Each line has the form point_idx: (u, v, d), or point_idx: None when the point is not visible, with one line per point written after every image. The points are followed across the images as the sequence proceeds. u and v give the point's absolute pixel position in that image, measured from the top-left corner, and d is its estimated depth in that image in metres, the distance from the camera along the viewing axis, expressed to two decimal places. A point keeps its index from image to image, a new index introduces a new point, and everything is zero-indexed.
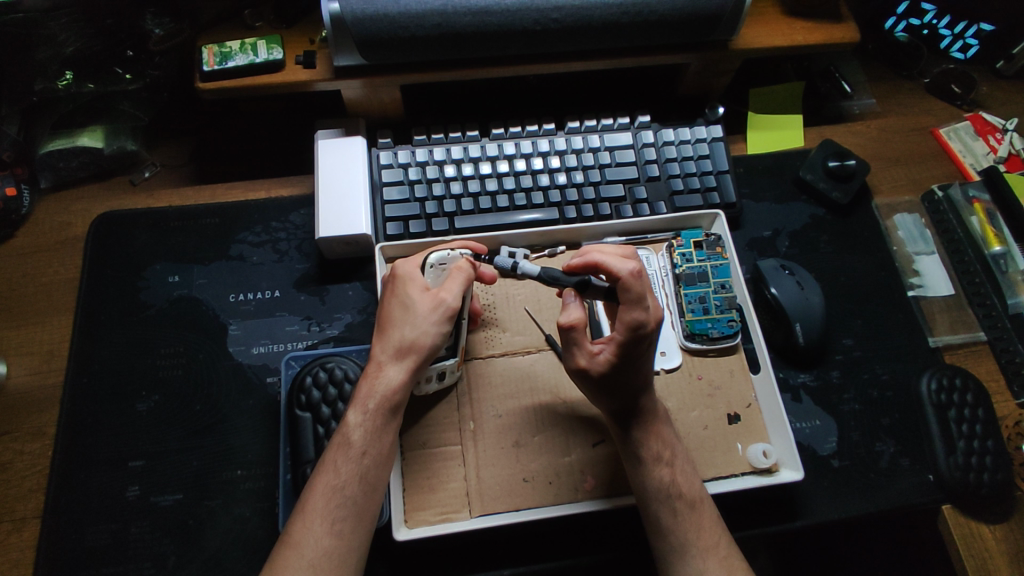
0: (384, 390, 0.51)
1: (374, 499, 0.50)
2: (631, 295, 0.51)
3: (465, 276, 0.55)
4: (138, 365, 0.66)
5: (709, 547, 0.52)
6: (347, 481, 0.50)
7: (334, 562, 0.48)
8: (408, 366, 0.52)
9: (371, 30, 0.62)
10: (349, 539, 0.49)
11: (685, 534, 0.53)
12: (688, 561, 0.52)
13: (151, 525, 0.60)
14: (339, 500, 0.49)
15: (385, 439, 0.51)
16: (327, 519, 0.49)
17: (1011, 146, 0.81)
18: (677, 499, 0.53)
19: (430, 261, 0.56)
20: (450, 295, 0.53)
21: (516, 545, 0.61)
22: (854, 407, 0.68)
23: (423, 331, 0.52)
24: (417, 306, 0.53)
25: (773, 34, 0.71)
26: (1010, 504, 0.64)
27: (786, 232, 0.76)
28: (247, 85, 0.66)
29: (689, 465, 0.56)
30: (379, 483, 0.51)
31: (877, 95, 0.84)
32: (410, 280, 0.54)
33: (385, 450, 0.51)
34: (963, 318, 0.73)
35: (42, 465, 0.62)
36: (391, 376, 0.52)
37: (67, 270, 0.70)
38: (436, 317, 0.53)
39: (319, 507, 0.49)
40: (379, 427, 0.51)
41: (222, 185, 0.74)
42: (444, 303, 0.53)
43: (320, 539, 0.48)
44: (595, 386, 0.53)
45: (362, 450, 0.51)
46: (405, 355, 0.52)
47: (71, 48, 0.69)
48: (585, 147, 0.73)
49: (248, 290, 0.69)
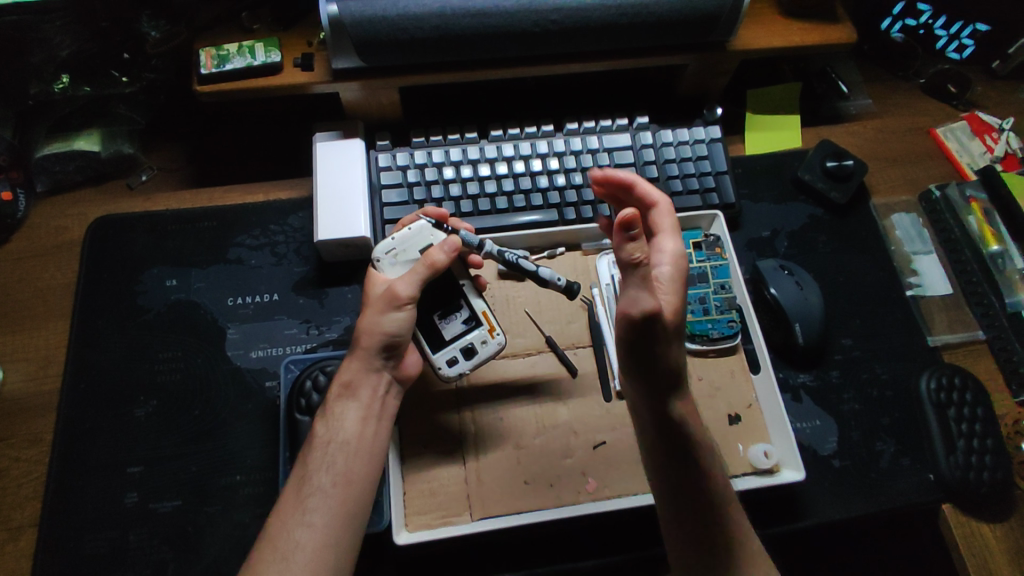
0: (341, 378, 0.55)
1: (347, 491, 0.51)
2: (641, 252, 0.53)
3: (421, 265, 0.56)
4: (137, 370, 0.66)
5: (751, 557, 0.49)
6: (313, 471, 0.51)
7: (308, 553, 0.48)
8: (361, 356, 0.54)
9: (369, 32, 0.61)
10: (324, 531, 0.49)
11: (740, 534, 0.49)
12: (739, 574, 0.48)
13: (150, 531, 0.60)
14: (308, 491, 0.50)
15: (345, 427, 0.53)
16: (299, 512, 0.49)
17: (1007, 146, 0.81)
18: (730, 492, 0.51)
19: (377, 255, 0.59)
20: (400, 287, 0.55)
21: (517, 548, 0.61)
22: (854, 406, 0.69)
23: (372, 322, 0.55)
24: (372, 298, 0.56)
25: (771, 35, 0.71)
26: (1010, 503, 0.65)
27: (785, 232, 0.76)
28: (245, 88, 0.66)
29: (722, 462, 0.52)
30: (350, 474, 0.51)
31: (874, 96, 0.84)
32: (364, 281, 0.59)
33: (349, 438, 0.52)
34: (961, 317, 0.73)
35: (38, 472, 0.62)
36: (348, 367, 0.55)
37: (63, 275, 0.69)
38: (381, 307, 0.55)
39: (291, 501, 0.50)
40: (338, 416, 0.53)
41: (220, 188, 0.74)
42: (392, 292, 0.55)
43: (292, 531, 0.48)
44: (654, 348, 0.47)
45: (325, 440, 0.53)
46: (359, 345, 0.55)
47: (67, 51, 0.69)
48: (584, 148, 0.73)
49: (247, 294, 0.69)
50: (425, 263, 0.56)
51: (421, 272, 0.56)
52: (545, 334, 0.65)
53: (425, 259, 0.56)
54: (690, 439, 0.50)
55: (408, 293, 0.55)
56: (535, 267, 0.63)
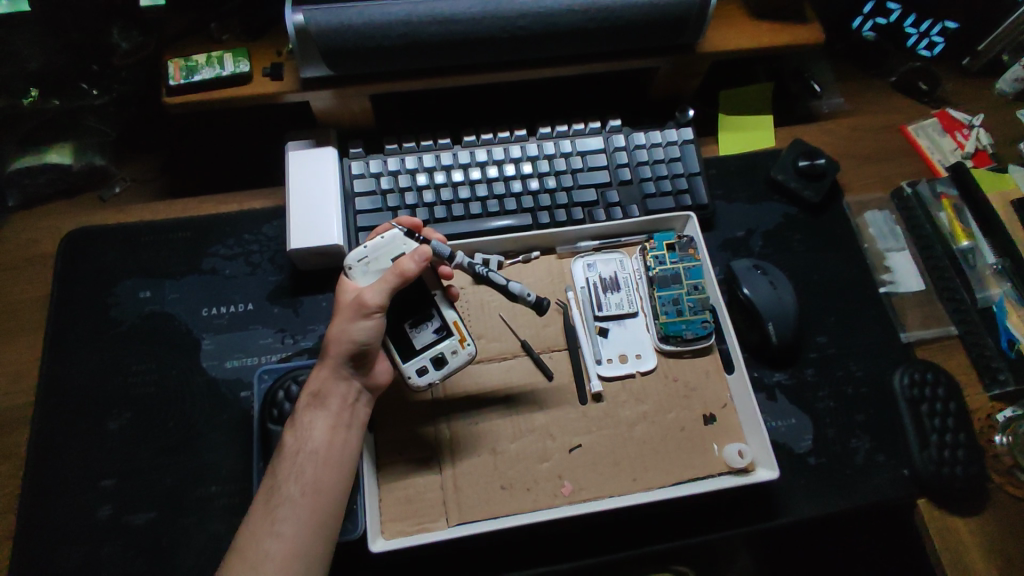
0: (309, 388, 0.55)
1: (316, 500, 0.51)
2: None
3: (390, 273, 0.55)
4: (110, 383, 0.66)
5: None
6: (282, 481, 0.51)
7: (277, 564, 0.47)
8: (331, 364, 0.55)
9: (336, 41, 0.61)
10: (293, 540, 0.49)
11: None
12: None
13: (124, 544, 0.60)
14: (277, 501, 0.50)
15: (315, 436, 0.53)
16: (268, 523, 0.49)
17: (978, 142, 0.82)
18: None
19: (349, 262, 0.59)
20: (368, 295, 0.55)
21: (494, 553, 0.61)
22: (829, 404, 0.69)
23: (340, 331, 0.55)
24: (341, 306, 0.56)
25: (740, 36, 0.72)
26: (984, 496, 0.65)
27: (759, 232, 0.77)
28: (215, 98, 0.66)
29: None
30: (320, 483, 0.51)
31: (846, 94, 0.85)
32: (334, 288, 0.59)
33: (319, 446, 0.52)
34: (934, 313, 0.74)
35: (11, 486, 0.62)
36: (316, 376, 0.55)
37: (36, 289, 0.69)
38: (349, 315, 0.55)
39: (261, 512, 0.50)
40: (308, 425, 0.53)
41: (193, 199, 0.73)
42: (361, 300, 0.55)
43: (261, 542, 0.48)
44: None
45: (295, 449, 0.53)
46: (328, 354, 0.55)
47: (35, 64, 0.70)
48: (557, 152, 0.73)
49: (221, 304, 0.69)
50: (395, 272, 0.55)
51: (391, 281, 0.55)
52: (520, 339, 0.65)
53: (396, 268, 0.56)
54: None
55: (377, 301, 0.55)
56: (506, 281, 0.61)
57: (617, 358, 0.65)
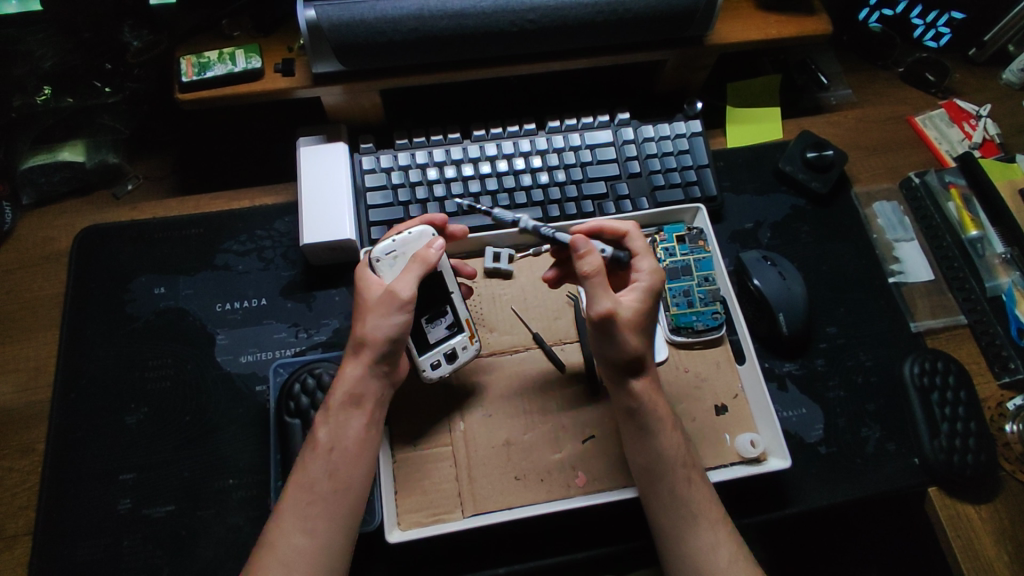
0: (344, 386, 0.54)
1: (345, 496, 0.51)
2: (641, 245, 0.59)
3: (416, 264, 0.56)
4: (127, 378, 0.66)
5: (717, 520, 0.53)
6: (313, 478, 0.51)
7: (307, 559, 0.49)
8: (364, 361, 0.54)
9: (348, 36, 0.62)
10: (323, 537, 0.50)
11: (698, 504, 0.53)
12: (700, 533, 0.53)
13: (143, 537, 0.61)
14: (308, 498, 0.51)
15: (348, 434, 0.53)
16: (299, 519, 0.50)
17: (985, 132, 0.82)
18: (687, 470, 0.54)
19: (376, 255, 0.59)
20: (399, 287, 0.55)
21: (508, 543, 0.62)
22: (840, 393, 0.69)
23: (372, 326, 0.54)
24: (369, 302, 0.56)
25: (747, 28, 0.72)
26: (994, 484, 0.65)
27: (767, 224, 0.77)
28: (227, 95, 0.66)
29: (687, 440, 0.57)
30: (349, 479, 0.52)
31: (853, 86, 0.85)
32: (363, 280, 0.58)
33: (351, 443, 0.53)
34: (943, 303, 0.74)
35: (31, 481, 0.62)
36: (351, 373, 0.55)
37: (51, 286, 0.70)
38: (385, 311, 0.55)
39: (290, 506, 0.51)
40: (340, 422, 0.53)
41: (205, 196, 0.74)
42: (392, 293, 0.55)
43: (291, 537, 0.49)
44: (643, 319, 0.55)
45: (327, 446, 0.53)
46: (363, 350, 0.55)
47: (49, 63, 0.70)
48: (567, 145, 0.74)
49: (235, 299, 0.70)
50: (419, 263, 0.56)
51: (419, 273, 0.56)
52: (532, 332, 0.66)
53: (421, 258, 0.56)
54: (655, 409, 0.55)
55: (408, 293, 0.55)
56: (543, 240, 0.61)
57: None
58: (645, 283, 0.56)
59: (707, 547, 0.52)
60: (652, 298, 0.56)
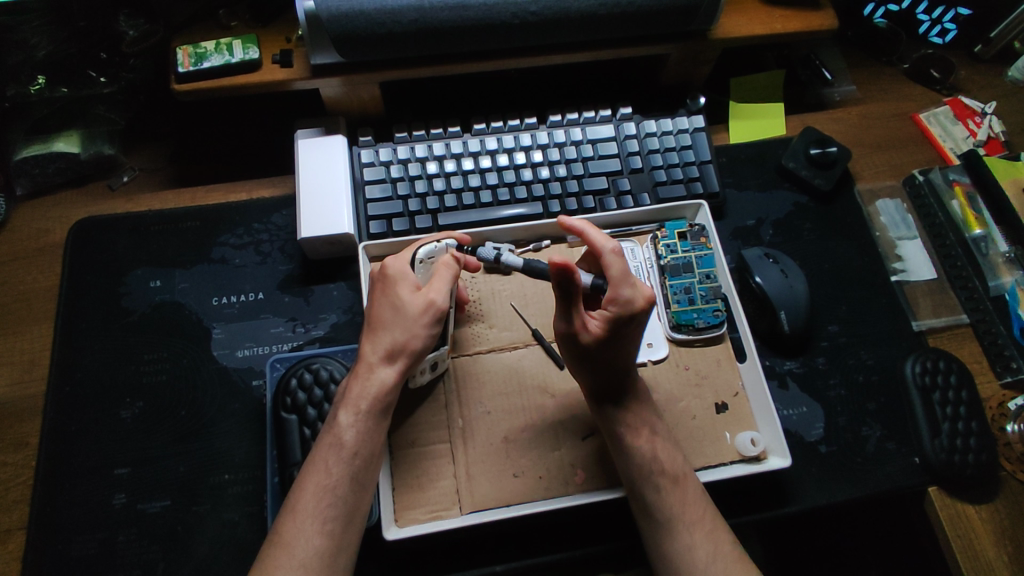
0: (378, 392, 0.52)
1: (362, 500, 0.51)
2: (616, 274, 0.51)
3: (450, 271, 0.56)
4: (122, 372, 0.66)
5: (695, 520, 0.53)
6: (338, 481, 0.50)
7: (325, 561, 0.48)
8: (400, 367, 0.53)
9: (347, 27, 0.61)
10: (341, 538, 0.49)
11: (671, 508, 0.53)
12: (675, 537, 0.52)
13: (138, 533, 0.60)
14: (329, 499, 0.49)
15: (374, 439, 0.52)
16: (317, 520, 0.49)
17: (990, 130, 0.81)
18: (660, 475, 0.54)
19: (420, 256, 0.57)
20: (438, 296, 0.54)
21: (506, 541, 0.61)
22: (841, 392, 0.69)
23: (413, 333, 0.53)
24: (405, 307, 0.54)
25: (752, 23, 0.71)
26: (995, 484, 0.65)
27: (770, 220, 0.76)
28: (224, 86, 0.65)
29: (671, 443, 0.56)
30: (368, 483, 0.51)
31: (857, 82, 0.85)
32: (400, 279, 0.55)
33: (376, 447, 0.52)
34: (946, 301, 0.74)
35: (25, 475, 0.62)
36: (383, 379, 0.53)
37: (46, 278, 0.69)
38: (428, 320, 0.54)
39: (309, 507, 0.49)
40: (370, 428, 0.52)
41: (202, 188, 0.73)
42: (432, 302, 0.54)
43: (310, 538, 0.48)
44: (611, 345, 0.52)
45: (353, 449, 0.51)
46: (401, 357, 0.53)
47: (43, 52, 0.68)
48: (568, 140, 0.73)
49: (231, 293, 0.69)
50: (452, 271, 0.56)
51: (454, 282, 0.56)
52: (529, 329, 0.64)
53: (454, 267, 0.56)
54: (626, 418, 0.55)
55: (445, 302, 0.54)
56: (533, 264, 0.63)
57: None
58: (611, 312, 0.51)
59: (682, 553, 0.52)
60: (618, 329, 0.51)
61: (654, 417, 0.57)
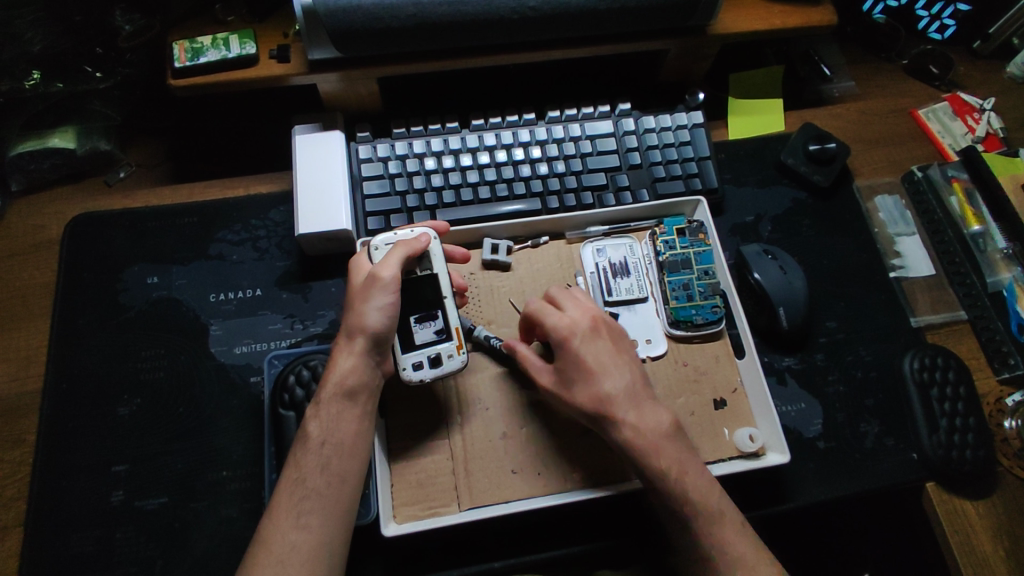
0: (336, 377, 0.53)
1: (341, 491, 0.50)
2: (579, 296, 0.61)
3: (400, 247, 0.56)
4: (119, 369, 0.65)
5: (746, 540, 0.53)
6: (306, 474, 0.50)
7: (304, 555, 0.48)
8: (355, 350, 0.54)
9: (344, 21, 0.60)
10: (318, 533, 0.49)
11: (724, 537, 0.53)
12: (708, 572, 0.53)
13: (136, 529, 0.60)
14: (302, 493, 0.50)
15: (338, 428, 0.52)
16: (292, 514, 0.49)
17: (989, 126, 0.81)
18: (692, 514, 0.53)
19: (375, 243, 0.58)
20: (380, 270, 0.54)
21: (504, 538, 0.61)
22: (839, 388, 0.69)
23: (361, 312, 0.54)
24: (357, 291, 0.55)
25: (751, 18, 0.71)
26: (992, 479, 0.65)
27: (768, 217, 0.76)
28: (221, 81, 0.65)
29: (704, 476, 0.54)
30: (345, 473, 0.51)
31: (856, 78, 0.84)
32: (354, 269, 0.57)
33: (344, 436, 0.52)
34: (944, 298, 0.74)
35: (21, 472, 0.62)
36: (341, 363, 0.53)
37: (43, 275, 0.69)
38: (368, 295, 0.54)
39: (284, 503, 0.50)
40: (332, 414, 0.52)
41: (199, 183, 0.73)
42: (374, 277, 0.54)
43: (286, 533, 0.48)
44: (604, 356, 0.56)
45: (319, 440, 0.52)
46: (353, 338, 0.54)
47: (38, 47, 0.67)
48: (566, 136, 0.73)
49: (229, 290, 0.69)
50: (399, 250, 0.56)
51: (401, 255, 0.56)
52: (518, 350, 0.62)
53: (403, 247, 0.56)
54: (652, 462, 0.53)
55: (391, 275, 0.54)
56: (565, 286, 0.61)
57: None
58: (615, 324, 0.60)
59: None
60: (602, 337, 0.57)
61: (687, 452, 0.55)
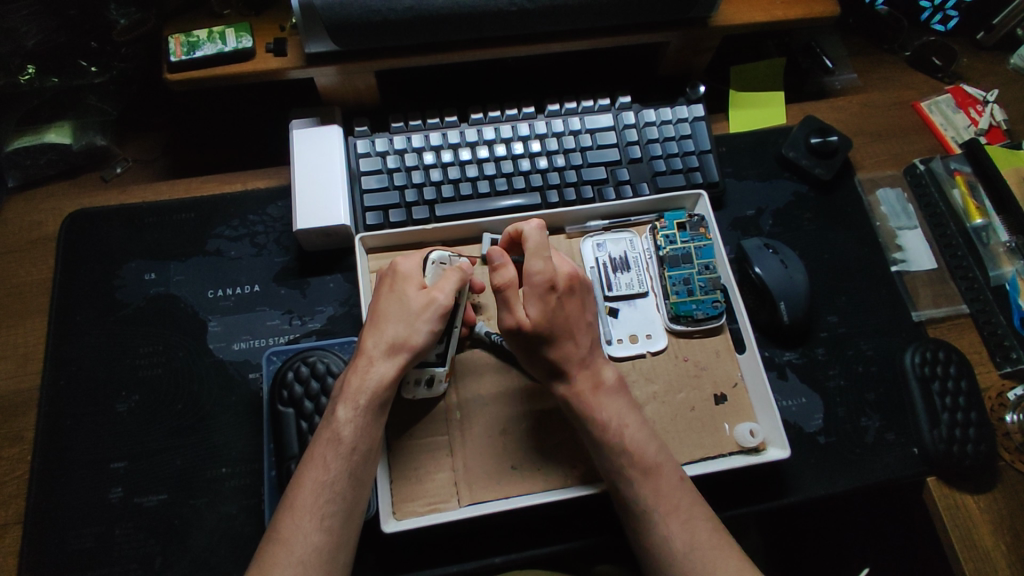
0: (375, 387, 0.52)
1: (361, 494, 0.51)
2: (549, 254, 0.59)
3: (457, 272, 0.56)
4: (117, 365, 0.65)
5: (670, 510, 0.52)
6: (335, 478, 0.50)
7: (323, 557, 0.48)
8: (399, 363, 0.53)
9: (340, 14, 0.60)
10: (338, 536, 0.49)
11: (645, 500, 0.53)
12: (657, 535, 0.52)
13: (136, 526, 0.60)
14: (327, 496, 0.49)
15: (372, 436, 0.52)
16: (315, 515, 0.49)
17: (992, 118, 0.80)
18: (630, 467, 0.53)
19: (432, 257, 0.59)
20: (442, 294, 0.55)
21: (505, 533, 0.61)
22: (840, 382, 0.69)
23: (415, 330, 0.53)
24: (411, 302, 0.54)
25: (752, 9, 0.70)
26: (994, 474, 0.65)
27: (769, 211, 0.76)
28: (217, 76, 0.64)
29: (645, 431, 0.55)
30: (366, 479, 0.51)
31: (859, 70, 0.84)
32: (408, 278, 0.56)
33: (373, 444, 0.52)
34: (946, 291, 0.73)
35: (21, 470, 0.62)
36: (381, 371, 0.52)
37: (39, 271, 0.68)
38: (428, 315, 0.54)
39: (307, 503, 0.49)
40: (368, 424, 0.51)
41: (196, 179, 0.72)
42: (433, 298, 0.54)
43: (309, 534, 0.48)
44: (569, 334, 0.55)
45: (350, 446, 0.51)
46: (399, 351, 0.53)
47: (32, 41, 0.67)
48: (566, 129, 0.72)
49: (227, 286, 0.68)
50: (458, 272, 0.56)
51: (461, 282, 0.56)
52: None
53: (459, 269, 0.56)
54: (594, 418, 0.55)
55: (449, 302, 0.55)
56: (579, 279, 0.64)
57: (627, 339, 0.64)
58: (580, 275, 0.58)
59: (673, 551, 0.51)
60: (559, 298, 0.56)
61: (628, 406, 0.56)
